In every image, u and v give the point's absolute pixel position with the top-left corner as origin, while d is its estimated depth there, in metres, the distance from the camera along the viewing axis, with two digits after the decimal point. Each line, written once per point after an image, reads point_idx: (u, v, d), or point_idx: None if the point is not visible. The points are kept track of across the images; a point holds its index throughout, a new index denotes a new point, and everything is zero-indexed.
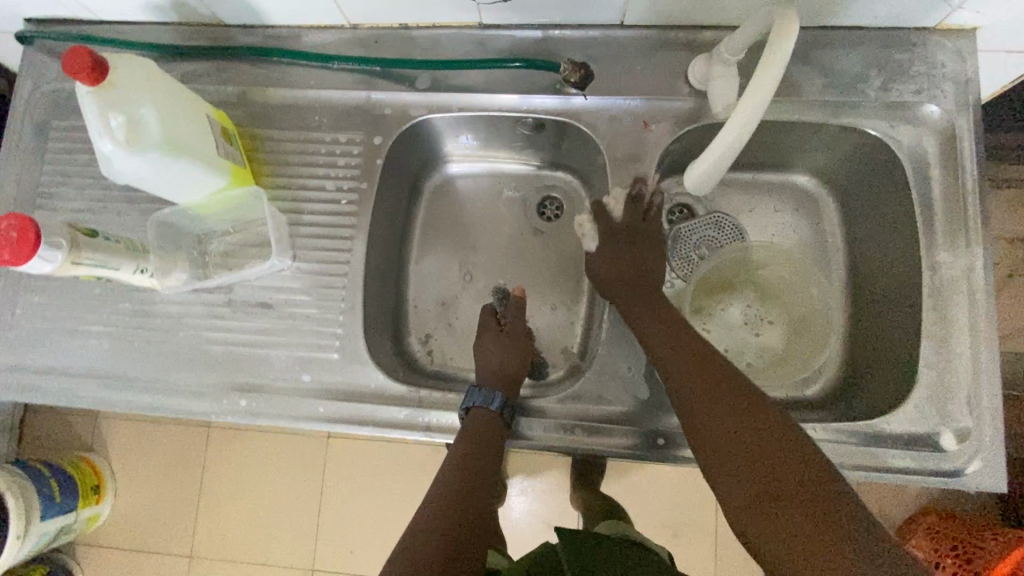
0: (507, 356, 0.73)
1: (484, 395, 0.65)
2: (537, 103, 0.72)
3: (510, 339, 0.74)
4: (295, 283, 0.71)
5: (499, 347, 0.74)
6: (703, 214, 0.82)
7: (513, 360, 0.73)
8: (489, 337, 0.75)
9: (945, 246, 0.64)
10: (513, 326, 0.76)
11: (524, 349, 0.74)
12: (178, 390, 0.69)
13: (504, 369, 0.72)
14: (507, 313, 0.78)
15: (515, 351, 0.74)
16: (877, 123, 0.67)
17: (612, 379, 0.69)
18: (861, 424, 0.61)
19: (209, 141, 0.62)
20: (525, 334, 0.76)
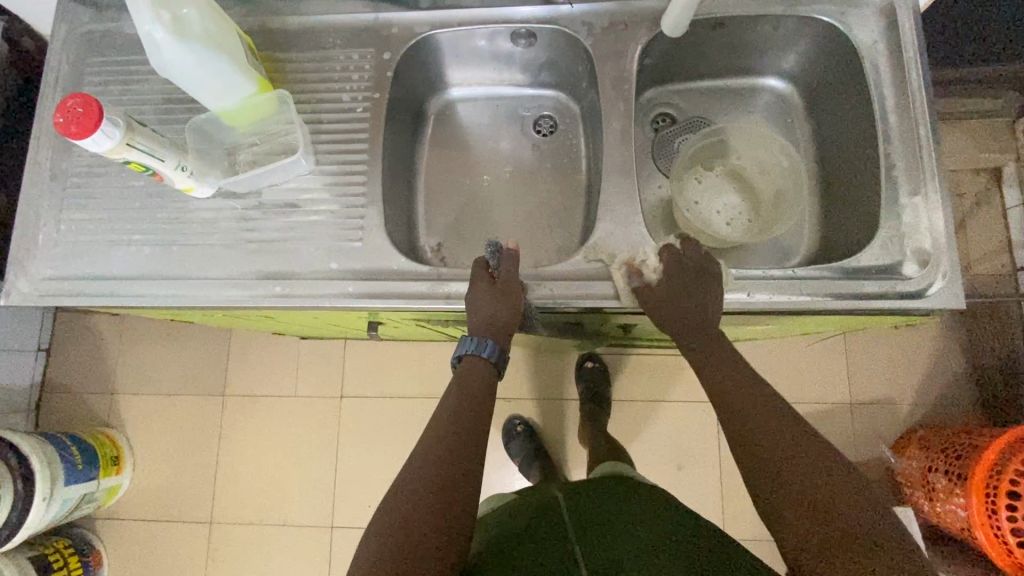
0: (497, 308, 0.70)
1: (476, 342, 0.73)
2: (526, 14, 0.81)
3: (502, 291, 0.70)
4: (317, 183, 0.78)
5: (491, 299, 0.70)
6: (684, 118, 0.91)
7: (503, 312, 0.70)
8: (481, 289, 0.70)
9: (900, 106, 0.71)
10: (507, 278, 0.71)
11: (518, 299, 0.71)
12: (219, 283, 0.76)
13: (494, 322, 0.70)
14: (499, 264, 0.73)
15: (507, 306, 0.70)
16: (827, 9, 0.75)
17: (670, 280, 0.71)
18: (838, 262, 0.68)
19: (241, 50, 0.71)
20: (518, 285, 0.71)
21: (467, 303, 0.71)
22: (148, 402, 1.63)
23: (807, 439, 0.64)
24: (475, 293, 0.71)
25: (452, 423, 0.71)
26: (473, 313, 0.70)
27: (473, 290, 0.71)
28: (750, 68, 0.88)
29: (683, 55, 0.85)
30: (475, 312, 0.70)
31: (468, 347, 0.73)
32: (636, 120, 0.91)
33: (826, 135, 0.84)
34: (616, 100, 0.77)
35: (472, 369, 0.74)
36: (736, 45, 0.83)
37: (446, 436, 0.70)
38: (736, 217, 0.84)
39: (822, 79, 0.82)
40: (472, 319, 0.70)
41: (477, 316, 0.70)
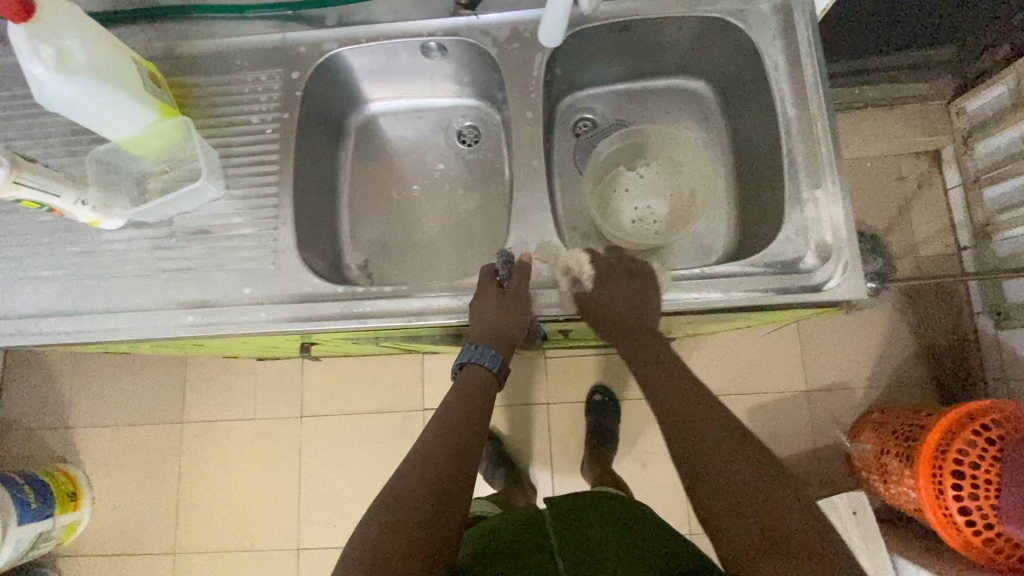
0: (503, 319, 0.70)
1: (478, 352, 0.74)
2: (433, 27, 0.80)
3: (511, 304, 0.70)
4: (229, 208, 0.77)
5: (498, 314, 0.70)
6: (603, 123, 0.92)
7: (509, 326, 0.70)
8: (490, 304, 0.70)
9: (800, 101, 0.72)
10: (515, 290, 0.71)
11: (525, 314, 0.71)
12: (133, 314, 0.75)
13: (500, 335, 0.70)
14: (510, 275, 0.72)
15: (514, 319, 0.70)
16: (727, 9, 0.76)
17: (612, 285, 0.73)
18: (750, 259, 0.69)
19: (136, 80, 0.70)
20: (528, 299, 0.71)
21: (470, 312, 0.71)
22: (105, 435, 1.60)
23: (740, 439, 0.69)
24: (481, 303, 0.70)
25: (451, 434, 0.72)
26: (479, 323, 0.70)
27: (479, 300, 0.70)
28: (665, 70, 0.88)
29: (595, 60, 0.85)
30: (481, 323, 0.70)
31: (471, 356, 0.74)
32: (557, 127, 0.91)
33: (739, 132, 0.84)
34: (524, 108, 0.77)
35: (472, 378, 0.77)
36: (645, 46, 0.83)
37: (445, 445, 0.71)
38: (643, 220, 0.85)
39: (732, 76, 0.83)
40: (477, 328, 0.70)
41: (483, 327, 0.70)
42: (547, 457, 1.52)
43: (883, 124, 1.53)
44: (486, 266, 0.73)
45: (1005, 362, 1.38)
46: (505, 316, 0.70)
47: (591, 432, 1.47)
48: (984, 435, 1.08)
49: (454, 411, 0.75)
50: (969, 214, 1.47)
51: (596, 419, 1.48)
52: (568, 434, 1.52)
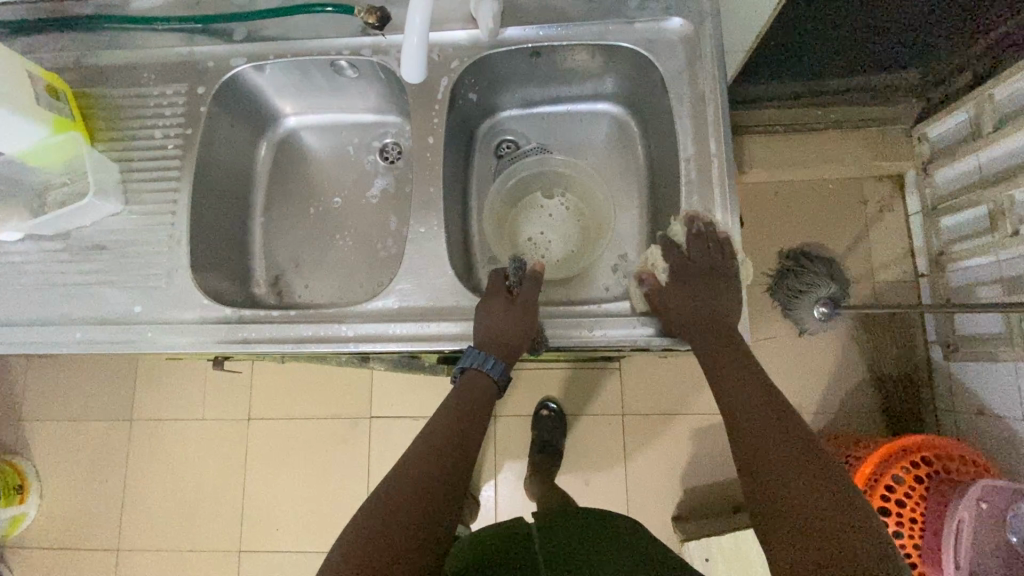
0: (511, 324, 0.69)
1: (481, 356, 0.69)
2: (342, 46, 0.79)
3: (521, 309, 0.70)
4: (126, 223, 0.77)
5: (504, 313, 0.70)
6: (526, 145, 0.90)
7: (516, 332, 0.68)
8: (497, 303, 0.71)
9: (699, 138, 0.71)
10: (524, 296, 0.72)
11: (532, 323, 0.70)
12: (22, 327, 0.75)
13: (506, 334, 0.68)
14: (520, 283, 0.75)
15: (519, 320, 0.69)
16: (635, 39, 0.74)
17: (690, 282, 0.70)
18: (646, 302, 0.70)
19: (25, 93, 0.69)
20: (536, 309, 0.71)
21: (479, 317, 0.70)
22: (55, 430, 1.60)
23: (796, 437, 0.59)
24: (492, 307, 0.70)
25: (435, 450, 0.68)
26: (486, 327, 0.69)
27: (490, 304, 0.71)
28: (585, 93, 0.87)
29: (511, 83, 0.84)
30: (490, 327, 0.69)
31: (474, 360, 0.70)
32: (479, 147, 0.90)
33: (654, 161, 0.83)
34: (426, 133, 0.76)
35: (475, 380, 0.72)
36: (559, 71, 0.82)
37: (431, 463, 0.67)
38: (543, 249, 0.88)
39: (647, 105, 0.82)
40: (483, 333, 0.69)
41: (490, 332, 0.69)
42: (491, 470, 1.51)
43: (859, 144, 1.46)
44: (498, 273, 0.76)
45: (954, 393, 1.36)
46: (511, 315, 0.70)
47: (534, 447, 1.46)
48: (913, 473, 1.06)
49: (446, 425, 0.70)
50: (927, 241, 1.45)
51: (540, 434, 1.47)
52: (513, 447, 1.52)
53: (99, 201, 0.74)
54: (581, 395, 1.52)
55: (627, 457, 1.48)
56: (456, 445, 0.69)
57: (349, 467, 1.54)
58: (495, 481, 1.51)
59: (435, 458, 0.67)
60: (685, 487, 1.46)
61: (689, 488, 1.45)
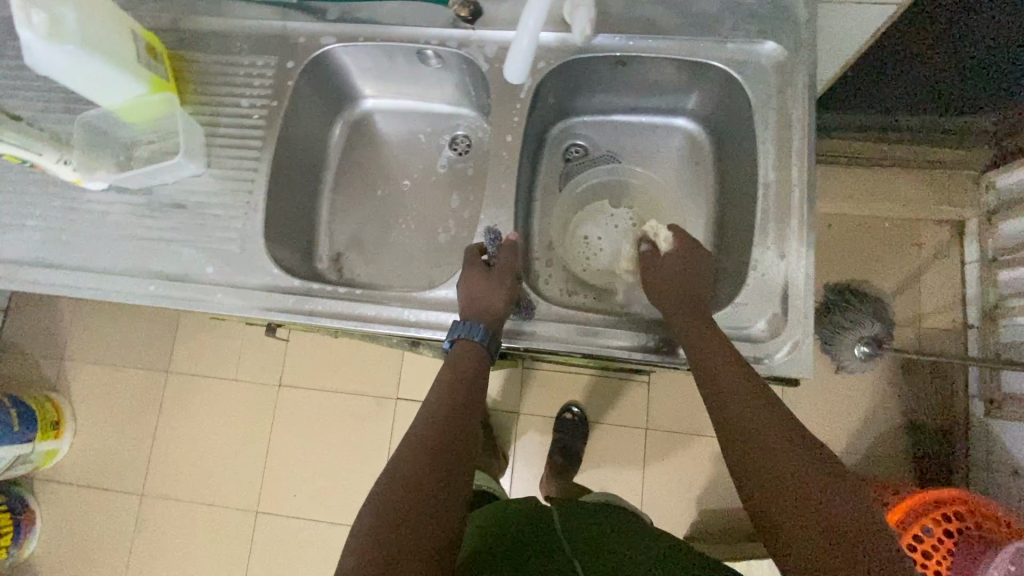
0: (494, 296, 0.71)
1: (466, 327, 0.69)
2: (432, 36, 0.80)
3: (497, 280, 0.71)
4: (206, 186, 0.79)
5: (483, 286, 0.71)
6: (594, 153, 0.91)
7: (495, 301, 0.70)
8: (474, 276, 0.72)
9: (781, 167, 0.70)
10: (501, 265, 0.72)
11: (511, 291, 0.71)
12: (98, 275, 0.78)
13: (489, 308, 0.70)
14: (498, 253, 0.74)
15: (500, 291, 0.71)
16: (727, 59, 0.74)
17: (750, 300, 0.67)
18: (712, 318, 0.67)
19: (128, 52, 0.71)
20: (514, 277, 0.72)
21: (461, 293, 0.72)
22: (95, 371, 1.66)
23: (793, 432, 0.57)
24: (470, 283, 0.72)
25: (423, 469, 0.59)
26: (469, 301, 0.71)
27: (468, 278, 0.72)
28: (662, 107, 0.86)
29: (591, 89, 0.84)
30: (470, 301, 0.71)
31: (461, 331, 0.69)
32: (548, 149, 0.90)
33: (726, 182, 0.82)
34: (505, 130, 0.77)
35: (466, 353, 0.69)
36: (641, 83, 0.82)
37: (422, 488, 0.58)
38: (599, 255, 0.88)
39: (726, 126, 0.81)
40: (465, 306, 0.71)
41: (471, 306, 0.70)
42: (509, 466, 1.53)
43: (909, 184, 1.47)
44: (471, 246, 0.74)
45: (992, 451, 1.33)
46: (492, 287, 0.71)
47: (555, 449, 1.47)
48: (944, 526, 1.04)
49: (430, 434, 0.63)
50: (982, 292, 1.41)
51: (562, 437, 1.48)
52: (533, 447, 1.53)
53: (184, 162, 0.76)
54: (607, 404, 1.52)
55: (647, 471, 1.48)
56: (445, 456, 0.61)
57: (371, 446, 1.57)
58: (512, 478, 1.52)
59: (426, 477, 0.59)
60: (702, 509, 1.45)
61: (706, 510, 1.45)
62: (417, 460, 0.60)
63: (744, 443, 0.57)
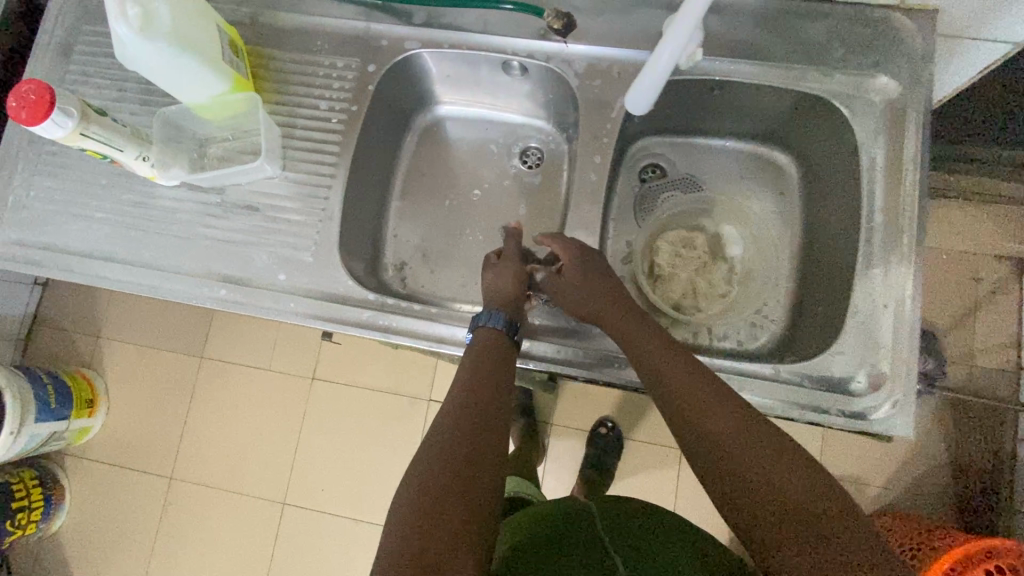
0: (502, 281, 0.74)
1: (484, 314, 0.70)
2: (521, 47, 0.77)
3: (504, 267, 0.75)
4: (281, 190, 0.77)
5: (495, 275, 0.75)
6: (673, 174, 0.87)
7: (500, 284, 0.73)
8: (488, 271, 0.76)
9: (888, 211, 0.67)
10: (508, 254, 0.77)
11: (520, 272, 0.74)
12: (167, 275, 0.76)
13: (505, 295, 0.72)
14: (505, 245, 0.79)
15: (510, 275, 0.74)
16: (836, 92, 0.70)
17: (849, 351, 0.65)
18: (807, 367, 0.65)
19: (216, 48, 0.69)
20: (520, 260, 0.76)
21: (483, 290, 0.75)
22: (130, 351, 1.66)
23: (743, 417, 0.57)
24: (484, 277, 0.76)
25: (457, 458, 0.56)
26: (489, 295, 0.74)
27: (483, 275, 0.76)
28: (751, 132, 0.83)
29: (680, 111, 0.81)
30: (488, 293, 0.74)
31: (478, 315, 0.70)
32: (625, 168, 0.87)
33: (815, 218, 0.79)
34: (594, 152, 0.74)
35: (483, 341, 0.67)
36: (735, 108, 0.79)
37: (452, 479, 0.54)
38: (692, 284, 0.83)
39: (821, 158, 0.77)
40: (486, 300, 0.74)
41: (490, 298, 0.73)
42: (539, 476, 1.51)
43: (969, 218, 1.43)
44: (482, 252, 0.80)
45: None
46: (502, 275, 0.74)
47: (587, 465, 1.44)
48: None
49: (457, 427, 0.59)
50: None
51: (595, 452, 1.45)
52: (565, 460, 1.50)
53: (263, 164, 0.74)
54: (643, 421, 1.49)
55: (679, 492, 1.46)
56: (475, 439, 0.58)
57: (401, 446, 1.56)
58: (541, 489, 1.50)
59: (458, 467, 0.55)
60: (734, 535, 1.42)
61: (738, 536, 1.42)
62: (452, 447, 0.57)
63: (697, 437, 0.57)
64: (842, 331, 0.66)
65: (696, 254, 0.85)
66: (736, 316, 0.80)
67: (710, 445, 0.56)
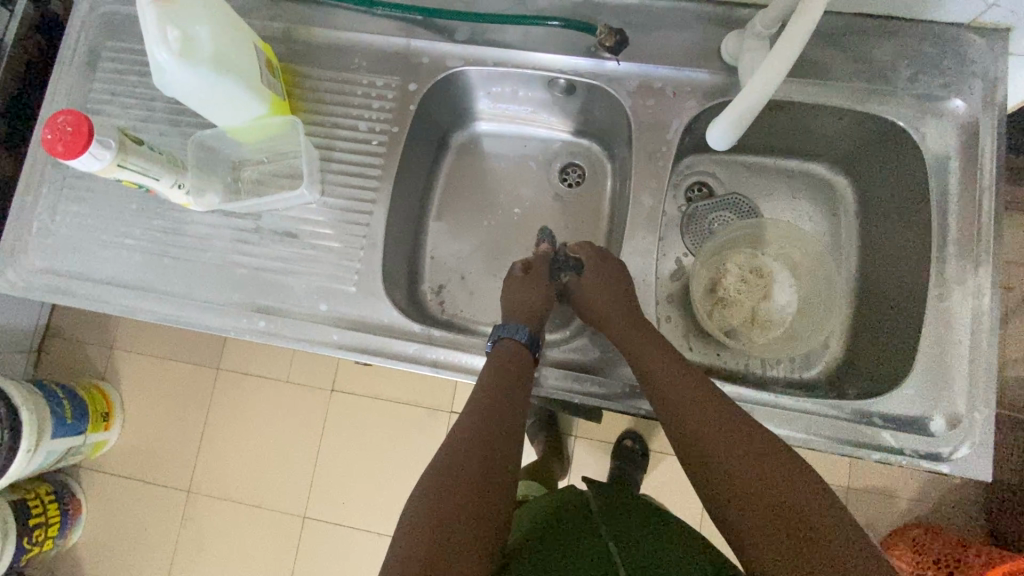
0: (528, 293, 0.73)
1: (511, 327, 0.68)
2: (570, 65, 0.74)
3: (530, 282, 0.74)
4: (319, 215, 0.74)
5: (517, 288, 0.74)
6: (722, 193, 0.84)
7: (529, 296, 0.73)
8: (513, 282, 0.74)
9: (959, 240, 0.64)
10: (536, 267, 0.75)
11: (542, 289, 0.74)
12: (202, 305, 0.73)
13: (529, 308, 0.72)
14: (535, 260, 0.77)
15: (535, 292, 0.73)
16: (903, 114, 0.67)
17: (924, 388, 0.62)
18: (880, 405, 0.62)
19: (255, 71, 0.66)
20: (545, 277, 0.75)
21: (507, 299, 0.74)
22: (143, 362, 1.63)
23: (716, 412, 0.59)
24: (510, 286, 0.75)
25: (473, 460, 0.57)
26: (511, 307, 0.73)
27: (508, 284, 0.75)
28: (804, 150, 0.80)
29: None
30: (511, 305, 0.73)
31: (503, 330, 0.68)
32: (671, 188, 0.84)
33: (874, 242, 0.76)
34: (649, 176, 0.71)
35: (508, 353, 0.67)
36: (791, 127, 0.76)
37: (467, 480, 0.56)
38: (755, 315, 0.78)
39: (882, 180, 0.74)
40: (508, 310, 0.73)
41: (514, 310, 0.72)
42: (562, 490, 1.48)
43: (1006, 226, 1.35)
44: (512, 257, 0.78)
45: None
46: (526, 288, 0.73)
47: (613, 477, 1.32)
48: None
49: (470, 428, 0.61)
50: None
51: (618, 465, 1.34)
52: None
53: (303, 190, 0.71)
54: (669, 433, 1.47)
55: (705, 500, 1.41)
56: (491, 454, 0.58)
57: (423, 458, 1.53)
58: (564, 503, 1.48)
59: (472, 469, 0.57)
60: None
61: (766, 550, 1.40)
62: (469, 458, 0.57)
63: (681, 437, 0.59)
64: (914, 366, 0.63)
65: (758, 282, 0.79)
66: (799, 346, 0.76)
67: (698, 451, 0.58)
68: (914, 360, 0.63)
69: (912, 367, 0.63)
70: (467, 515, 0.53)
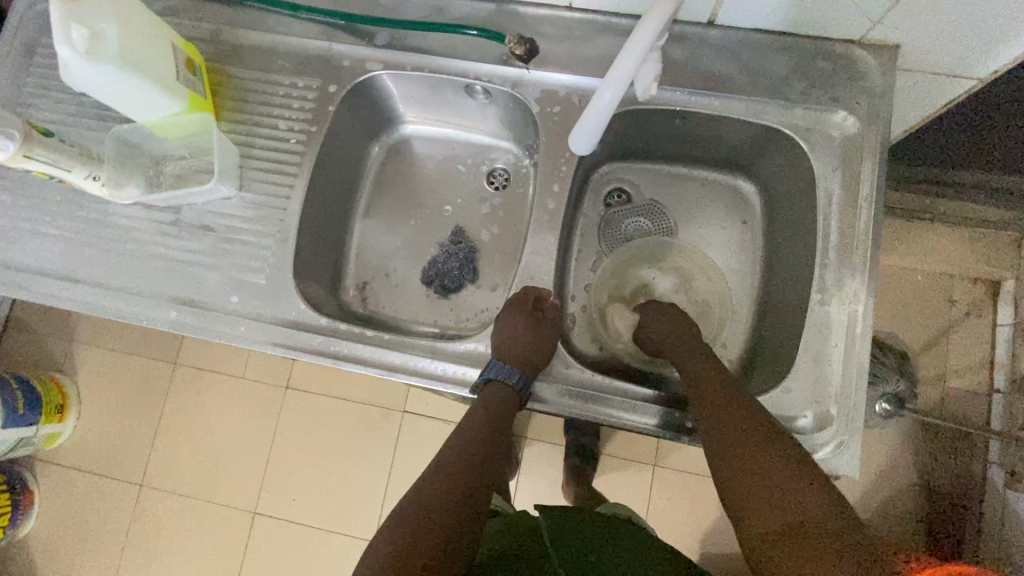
0: (522, 337, 0.70)
1: (506, 369, 0.67)
2: (483, 71, 0.77)
3: (538, 333, 0.71)
4: (236, 210, 0.76)
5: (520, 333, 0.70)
6: (638, 200, 0.87)
7: (541, 350, 0.70)
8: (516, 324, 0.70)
9: (839, 246, 0.67)
10: (546, 319, 0.72)
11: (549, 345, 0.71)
12: (119, 295, 0.75)
13: (527, 354, 0.69)
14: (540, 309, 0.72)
15: (537, 344, 0.70)
16: (793, 125, 0.70)
17: (800, 388, 0.64)
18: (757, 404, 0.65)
19: (170, 69, 0.68)
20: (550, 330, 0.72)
21: (502, 336, 0.70)
22: (102, 356, 1.65)
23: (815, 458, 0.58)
24: (511, 325, 0.70)
25: (455, 477, 0.62)
26: (511, 348, 0.69)
27: (508, 322, 0.71)
28: (715, 158, 0.82)
29: (644, 137, 0.81)
30: (508, 346, 0.69)
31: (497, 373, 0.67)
32: (589, 192, 0.87)
33: (775, 249, 0.78)
34: (553, 180, 0.74)
35: (498, 394, 0.67)
36: (699, 137, 0.78)
37: (445, 503, 0.59)
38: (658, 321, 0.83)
39: (783, 188, 0.77)
40: (507, 350, 0.69)
41: (513, 351, 0.69)
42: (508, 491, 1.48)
43: (934, 238, 1.23)
44: (529, 289, 0.73)
45: None
46: (529, 337, 0.70)
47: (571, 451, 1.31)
48: None
49: (457, 455, 0.65)
50: None
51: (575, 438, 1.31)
52: None
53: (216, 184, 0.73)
54: None
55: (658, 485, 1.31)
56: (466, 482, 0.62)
57: (373, 458, 1.54)
58: None
59: (450, 493, 0.61)
60: None
61: None
62: (447, 484, 0.62)
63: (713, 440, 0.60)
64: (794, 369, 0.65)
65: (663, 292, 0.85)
66: None
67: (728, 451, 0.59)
68: (796, 362, 0.66)
69: (794, 370, 0.65)
70: (448, 525, 0.58)
